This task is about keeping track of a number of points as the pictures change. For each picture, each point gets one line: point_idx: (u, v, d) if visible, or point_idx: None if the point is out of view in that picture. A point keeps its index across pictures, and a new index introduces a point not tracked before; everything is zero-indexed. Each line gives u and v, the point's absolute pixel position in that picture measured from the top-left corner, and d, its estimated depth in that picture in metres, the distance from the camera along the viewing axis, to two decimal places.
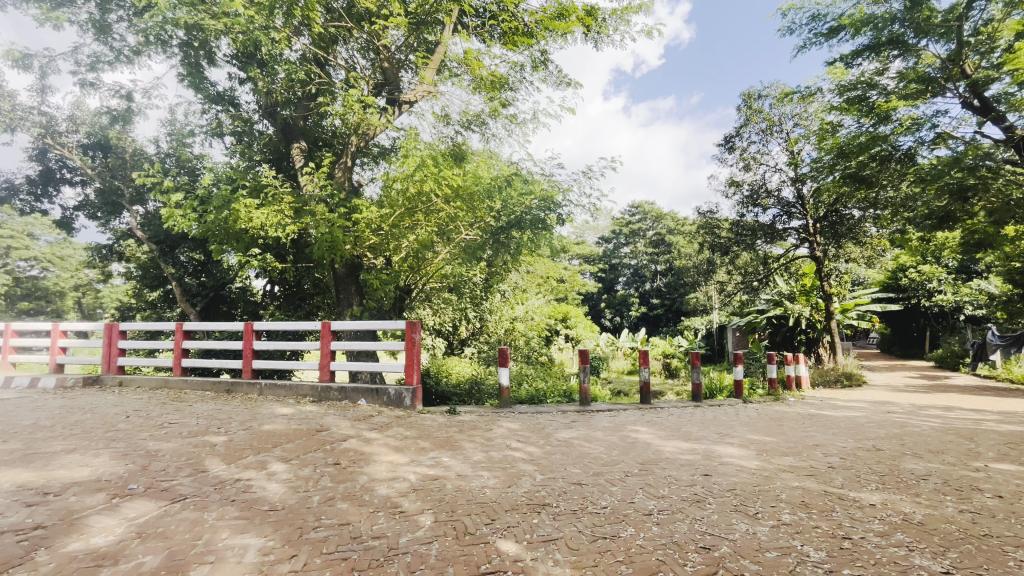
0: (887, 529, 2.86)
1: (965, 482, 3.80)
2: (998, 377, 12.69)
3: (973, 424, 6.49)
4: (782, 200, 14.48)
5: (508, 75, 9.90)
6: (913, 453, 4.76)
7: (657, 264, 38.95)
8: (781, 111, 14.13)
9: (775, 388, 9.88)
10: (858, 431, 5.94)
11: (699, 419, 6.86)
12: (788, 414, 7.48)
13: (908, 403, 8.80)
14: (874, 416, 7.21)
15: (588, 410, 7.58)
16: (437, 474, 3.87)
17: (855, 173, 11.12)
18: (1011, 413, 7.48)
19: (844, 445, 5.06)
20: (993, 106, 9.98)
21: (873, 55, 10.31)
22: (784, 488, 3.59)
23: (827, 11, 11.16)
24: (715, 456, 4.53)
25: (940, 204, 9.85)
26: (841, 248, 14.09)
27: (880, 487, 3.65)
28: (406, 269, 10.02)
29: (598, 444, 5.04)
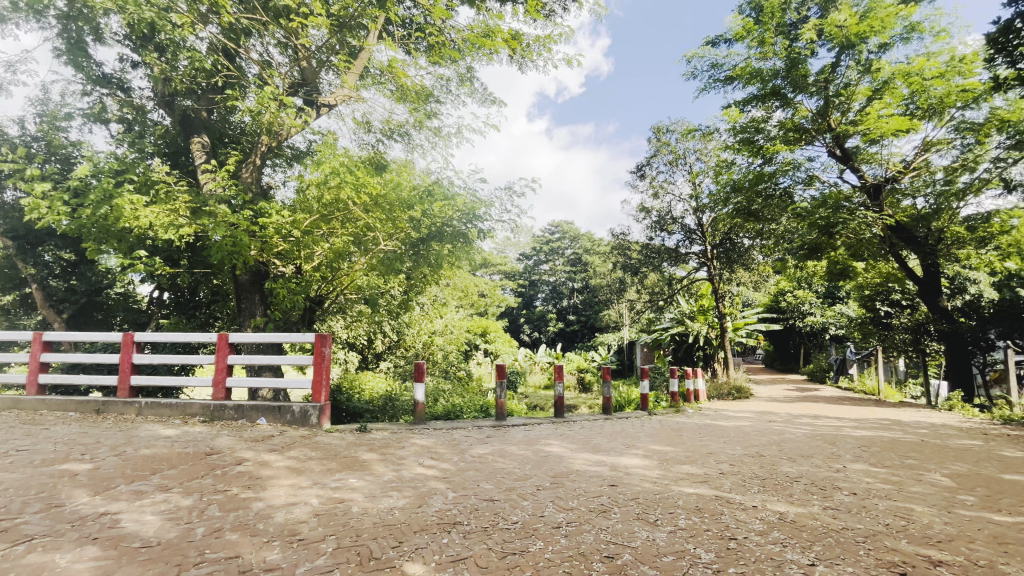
0: (766, 528, 3.17)
1: (829, 482, 4.33)
2: (854, 388, 14.82)
3: (835, 430, 7.44)
4: (685, 226, 15.76)
5: (433, 88, 9.85)
6: (789, 457, 5.35)
7: (574, 282, 40.63)
8: (685, 145, 15.45)
9: (676, 400, 10.61)
10: (745, 439, 6.56)
11: (608, 432, 7.17)
12: (687, 425, 8.07)
13: (785, 412, 9.85)
14: (758, 425, 8.00)
15: (503, 425, 7.62)
16: (343, 497, 3.66)
17: (745, 207, 12.60)
18: (863, 420, 8.70)
19: (732, 453, 5.55)
20: (852, 156, 11.76)
21: (760, 104, 11.76)
22: (681, 495, 3.85)
23: (724, 61, 12.61)
24: (621, 467, 4.74)
25: (812, 237, 11.45)
26: (733, 274, 15.53)
27: (761, 490, 4.05)
28: (318, 278, 9.68)
29: (511, 459, 5.08)
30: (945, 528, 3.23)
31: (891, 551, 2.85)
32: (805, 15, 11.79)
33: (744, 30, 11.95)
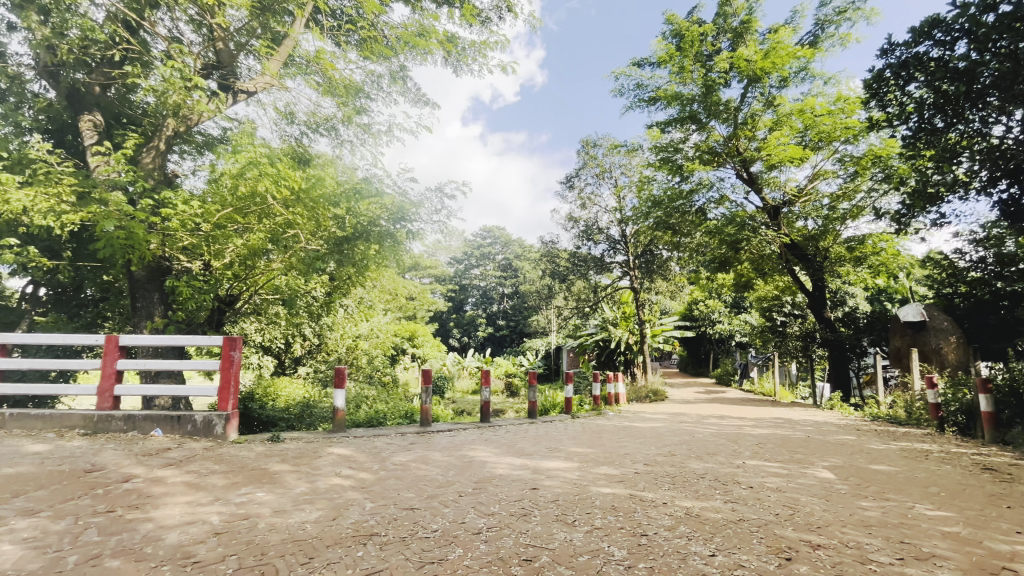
0: (674, 523, 3.37)
1: (730, 477, 4.70)
2: (754, 390, 16.36)
3: (738, 429, 8.12)
4: (610, 237, 16.50)
5: (363, 83, 9.50)
6: (697, 456, 5.74)
7: (505, 287, 41.22)
8: (612, 160, 16.20)
9: (598, 404, 11.04)
10: (659, 439, 6.97)
11: (532, 435, 7.29)
12: (607, 427, 8.43)
13: (696, 413, 10.59)
14: (671, 425, 8.53)
15: (428, 431, 7.49)
16: (248, 513, 3.40)
17: (664, 221, 13.50)
18: (761, 419, 9.52)
19: (647, 453, 5.87)
20: (758, 179, 12.67)
21: (679, 126, 12.65)
22: (598, 495, 3.99)
23: (648, 82, 13.50)
24: (543, 470, 4.84)
25: (721, 251, 12.48)
26: (652, 283, 16.27)
27: (670, 487, 4.31)
28: (230, 277, 9.08)
29: (434, 465, 4.99)
30: (823, 514, 3.62)
31: (779, 538, 3.15)
32: (719, 47, 12.87)
33: (667, 55, 13.06)
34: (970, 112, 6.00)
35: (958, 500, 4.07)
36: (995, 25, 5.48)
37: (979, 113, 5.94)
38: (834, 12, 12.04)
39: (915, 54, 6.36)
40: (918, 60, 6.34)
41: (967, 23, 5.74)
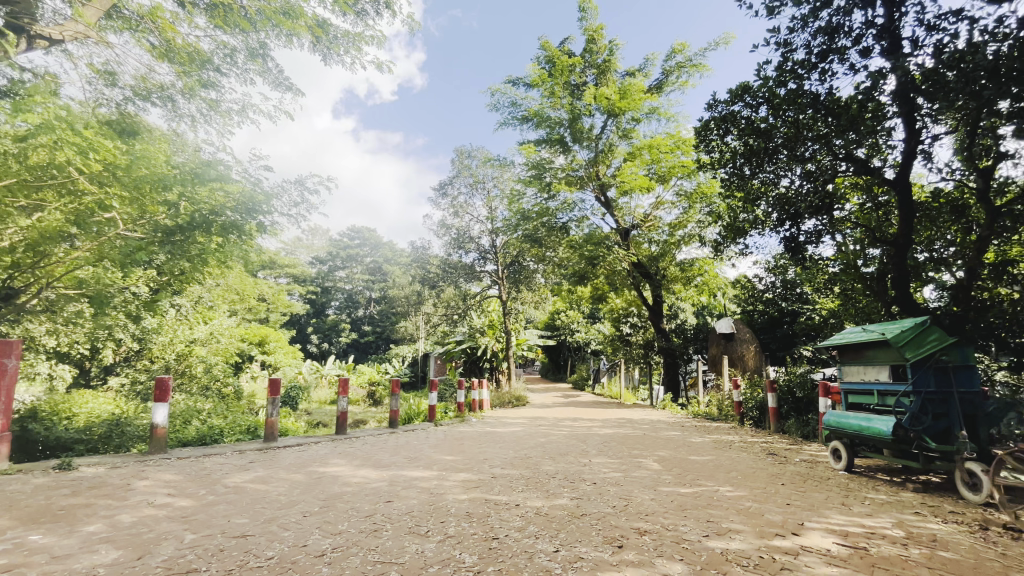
0: (524, 524, 3.51)
1: (577, 475, 5.08)
2: (604, 394, 18.05)
3: (587, 430, 8.85)
4: (481, 247, 16.81)
5: (212, 55, 8.35)
6: (550, 457, 6.10)
7: (372, 292, 39.79)
8: (484, 171, 16.59)
9: (462, 410, 11.14)
10: (517, 443, 7.27)
11: (392, 445, 7.06)
12: (468, 434, 8.53)
13: (552, 417, 11.28)
14: (529, 429, 8.97)
15: (273, 446, 6.77)
16: (12, 563, 2.70)
17: (532, 234, 14.53)
18: (607, 420, 10.51)
19: (505, 456, 6.08)
20: (612, 204, 14.26)
21: (548, 147, 13.74)
22: (454, 502, 4.00)
23: (522, 103, 14.67)
24: (400, 481, 4.69)
25: (580, 266, 13.73)
26: (519, 294, 16.89)
27: (524, 489, 4.50)
28: (11, 262, 7.21)
29: (277, 485, 4.52)
30: (651, 503, 4.11)
31: (614, 528, 3.48)
32: (585, 80, 14.10)
33: (539, 79, 14.12)
34: (766, 165, 7.38)
35: (749, 481, 4.94)
36: (785, 98, 6.88)
37: (773, 166, 7.33)
38: (676, 65, 14.00)
39: (731, 112, 7.64)
40: (733, 117, 7.63)
41: (767, 93, 7.11)
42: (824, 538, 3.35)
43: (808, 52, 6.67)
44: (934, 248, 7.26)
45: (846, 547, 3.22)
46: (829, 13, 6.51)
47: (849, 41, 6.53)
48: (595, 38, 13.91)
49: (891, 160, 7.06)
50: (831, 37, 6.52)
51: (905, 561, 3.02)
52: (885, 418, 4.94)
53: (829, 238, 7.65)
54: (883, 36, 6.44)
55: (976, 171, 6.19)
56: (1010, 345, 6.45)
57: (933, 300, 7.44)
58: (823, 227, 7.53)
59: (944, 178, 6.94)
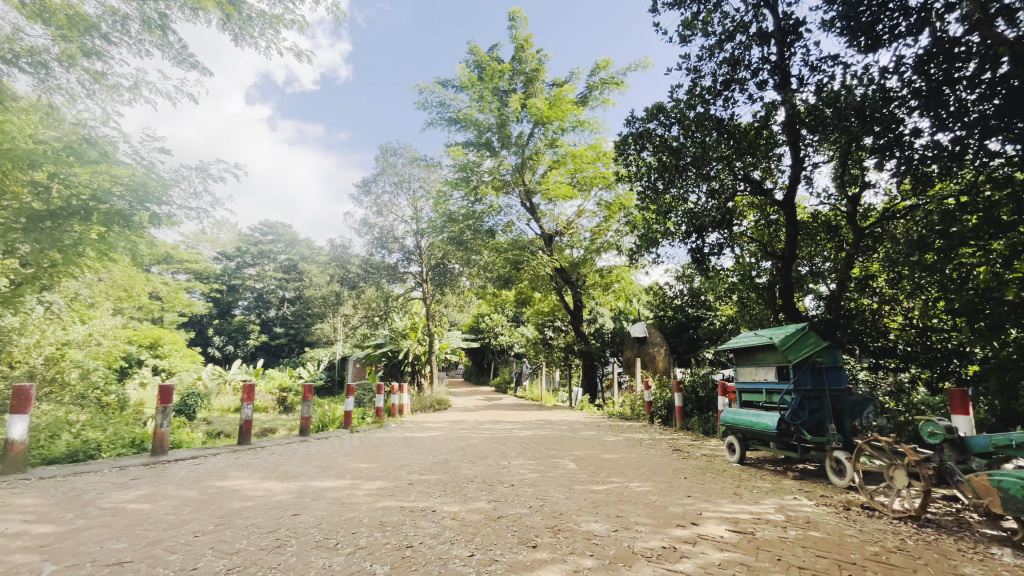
0: (440, 530, 3.46)
1: (496, 478, 5.10)
2: (526, 396, 18.34)
3: (507, 432, 8.93)
4: (405, 247, 16.42)
5: (98, 21, 7.31)
6: (469, 460, 6.07)
7: (286, 291, 37.36)
8: (410, 171, 16.25)
9: (380, 416, 10.78)
10: (436, 448, 7.15)
11: (302, 454, 6.64)
12: (386, 440, 8.26)
13: (473, 420, 11.25)
14: (449, 433, 8.87)
15: (162, 460, 6.09)
16: None
17: (457, 237, 14.48)
18: (527, 422, 10.67)
19: (423, 462, 5.95)
20: (537, 210, 14.65)
21: (476, 150, 13.80)
22: (367, 511, 3.85)
23: (451, 103, 14.72)
24: (308, 493, 4.42)
25: (505, 270, 13.93)
26: (443, 296, 16.68)
27: (441, 494, 4.44)
28: None
29: (164, 503, 4.07)
30: (565, 502, 4.23)
31: (529, 529, 3.53)
32: (514, 87, 14.35)
33: (469, 82, 14.26)
34: (677, 180, 7.92)
35: (656, 476, 5.26)
36: (695, 120, 7.46)
37: (684, 183, 7.89)
38: (599, 81, 14.67)
39: (647, 128, 8.13)
40: (649, 134, 8.13)
41: (679, 114, 7.67)
42: (717, 526, 3.65)
43: (714, 79, 7.30)
44: (813, 262, 8.17)
45: (736, 532, 3.53)
46: (731, 46, 7.18)
47: (748, 73, 7.23)
48: (523, 47, 14.22)
49: (780, 183, 7.89)
50: (733, 67, 7.19)
51: (784, 542, 3.37)
52: (771, 414, 5.49)
53: (729, 251, 8.39)
54: (776, 72, 7.20)
55: (846, 197, 7.11)
56: (870, 348, 7.40)
57: (812, 309, 8.38)
58: (724, 241, 8.23)
59: (822, 202, 7.88)
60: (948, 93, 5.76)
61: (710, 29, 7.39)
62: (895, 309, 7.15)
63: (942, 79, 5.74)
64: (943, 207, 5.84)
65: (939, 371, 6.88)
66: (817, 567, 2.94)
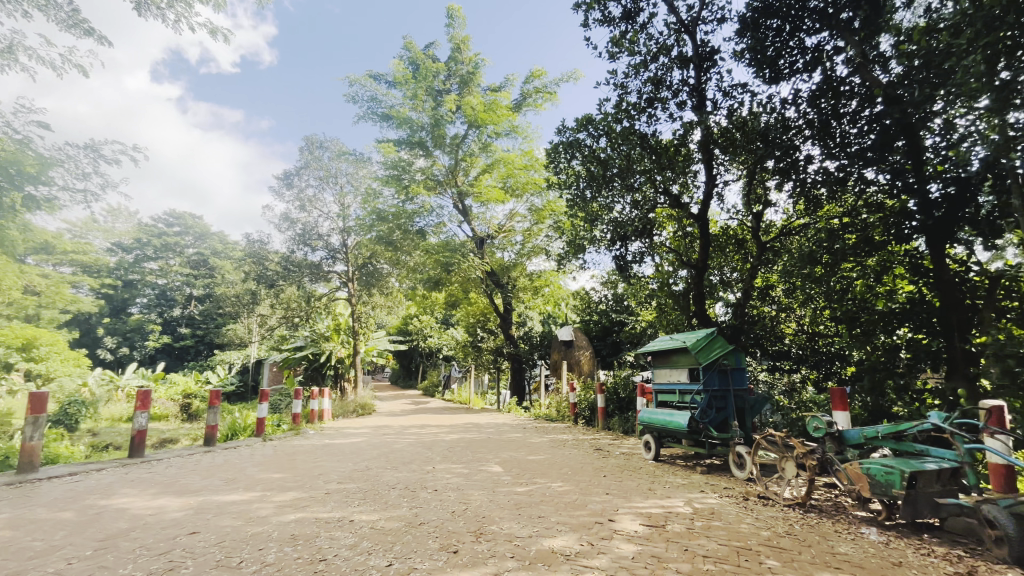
0: (357, 541, 3.32)
1: (419, 484, 4.99)
2: (454, 399, 18.19)
3: (433, 437, 8.80)
4: (330, 245, 15.66)
5: None
6: (392, 467, 5.89)
7: (194, 288, 34.34)
8: (337, 165, 15.58)
9: (298, 422, 10.19)
10: (357, 454, 6.87)
11: (206, 466, 6.10)
12: (303, 447, 7.80)
13: (399, 425, 10.95)
14: (372, 439, 8.58)
15: (32, 479, 5.32)
16: None
17: (385, 236, 14.16)
18: (454, 425, 10.57)
19: (342, 470, 5.70)
20: (469, 212, 14.65)
21: (409, 149, 13.64)
22: (277, 525, 3.61)
23: (383, 98, 14.39)
24: (211, 508, 4.07)
25: (435, 271, 13.79)
26: (369, 297, 16.06)
27: (360, 503, 4.27)
28: None
29: (31, 528, 3.55)
30: (489, 505, 4.23)
31: (450, 534, 3.49)
32: (449, 87, 14.25)
33: (402, 79, 14.00)
34: (603, 190, 8.23)
35: (578, 476, 5.41)
36: (621, 133, 7.83)
37: (609, 193, 8.24)
38: (533, 89, 14.93)
39: (577, 138, 8.40)
40: (578, 143, 8.40)
41: (606, 127, 8.01)
42: (632, 521, 3.82)
43: (639, 96, 7.71)
44: (723, 272, 8.85)
45: (649, 526, 3.72)
46: (655, 66, 7.62)
47: (669, 93, 7.71)
48: (461, 48, 14.13)
49: (696, 198, 8.48)
50: (656, 87, 7.63)
51: (691, 533, 3.60)
52: (683, 413, 5.86)
53: (649, 259, 8.88)
54: (693, 94, 7.75)
55: (751, 214, 7.79)
56: (769, 351, 8.15)
57: (721, 315, 9.07)
58: (645, 250, 8.69)
59: (731, 217, 8.58)
60: (835, 126, 6.51)
61: (635, 48, 7.80)
62: (790, 316, 7.93)
63: (830, 113, 6.49)
64: (830, 227, 6.57)
65: (824, 371, 7.69)
66: (718, 554, 3.17)
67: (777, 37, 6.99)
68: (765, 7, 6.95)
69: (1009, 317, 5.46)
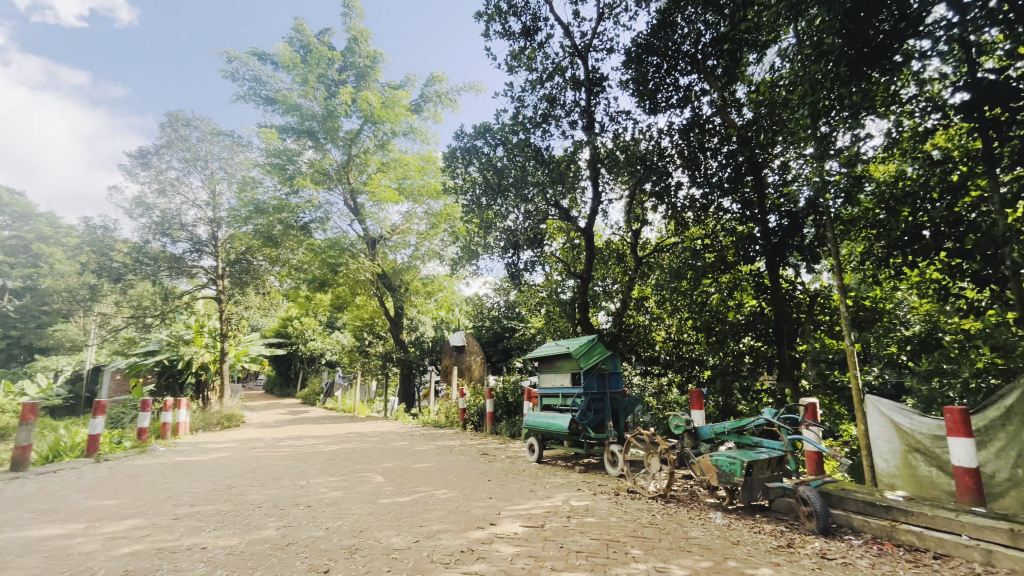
0: (210, 570, 2.96)
1: (289, 501, 4.59)
2: (337, 408, 17.08)
3: (310, 448, 8.18)
4: (194, 236, 13.71)
5: None
6: (259, 484, 5.36)
7: (9, 280, 28.28)
8: (208, 148, 13.82)
9: (144, 438, 8.82)
10: (218, 472, 6.13)
11: (10, 496, 5.00)
12: (149, 467, 6.76)
13: (271, 437, 10.00)
14: (238, 453, 7.73)
15: None
16: None
17: (263, 231, 13.20)
18: (335, 435, 9.94)
19: (197, 491, 5.03)
20: (360, 210, 13.99)
21: (296, 137, 12.76)
22: (106, 561, 3.08)
23: (267, 80, 13.29)
24: (13, 547, 3.34)
25: (320, 271, 13.10)
26: (242, 296, 14.35)
27: (217, 526, 3.81)
28: None
29: None
30: (366, 518, 4.03)
31: (321, 553, 3.26)
32: (344, 79, 13.56)
33: (291, 62, 13.02)
34: (498, 199, 8.41)
35: (462, 482, 5.40)
36: (516, 145, 8.07)
37: (504, 203, 8.43)
38: (434, 92, 14.78)
39: (474, 145, 8.48)
40: (476, 150, 8.47)
41: (502, 137, 8.20)
42: (512, 524, 3.90)
43: (534, 111, 8.03)
44: (604, 283, 9.50)
45: (528, 527, 3.82)
46: (550, 85, 7.99)
47: (562, 111, 8.14)
48: (358, 40, 13.54)
49: (583, 213, 9.03)
50: (550, 104, 8.01)
51: (566, 530, 3.78)
52: (564, 416, 6.16)
53: (540, 268, 9.25)
54: (583, 115, 8.25)
55: (631, 230, 8.51)
56: (643, 356, 8.89)
57: (603, 323, 9.70)
58: (535, 259, 9.05)
59: (613, 232, 9.24)
60: (701, 159, 7.35)
61: (532, 65, 8.11)
62: (660, 325, 8.78)
63: (696, 146, 7.32)
64: (694, 247, 7.38)
65: (685, 374, 8.49)
66: (589, 549, 3.36)
67: (656, 73, 7.70)
68: (647, 44, 7.62)
69: (823, 328, 6.84)
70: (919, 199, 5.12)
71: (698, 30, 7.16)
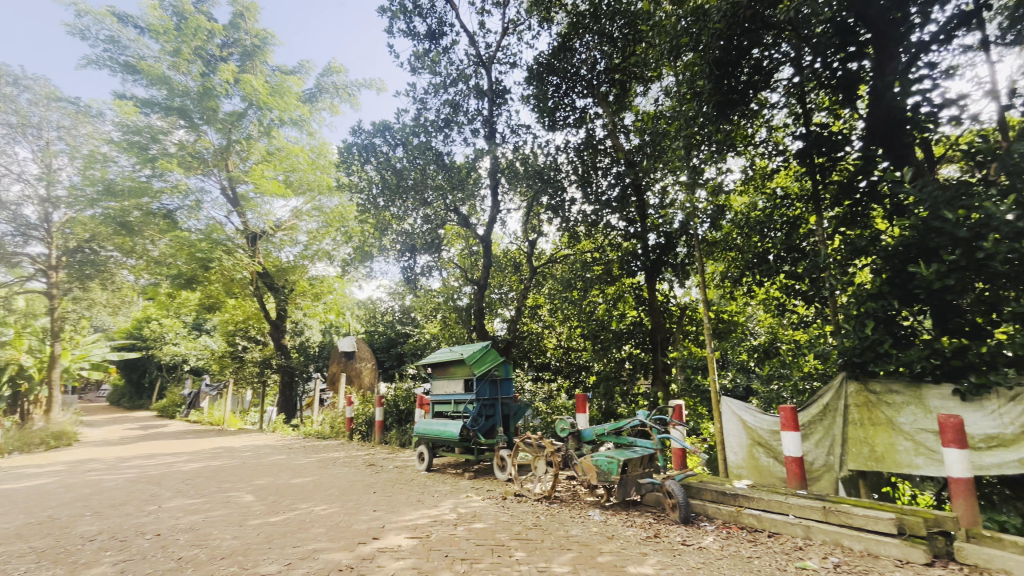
0: None
1: (132, 531, 3.96)
2: (202, 421, 15.17)
3: (164, 468, 7.15)
4: (17, 217, 11.21)
5: None
6: (93, 513, 4.55)
7: None
8: (42, 113, 11.33)
9: None
10: (36, 501, 5.09)
11: None
12: None
13: (113, 456, 8.56)
14: (66, 478, 6.49)
15: None
16: None
17: (117, 218, 11.90)
18: (198, 452, 8.82)
19: (5, 527, 4.13)
20: (239, 202, 12.72)
21: (163, 114, 11.21)
22: None
23: (127, 43, 11.56)
24: None
25: (188, 267, 11.67)
26: (84, 292, 12.05)
27: (29, 569, 3.15)
28: None
29: None
30: (230, 543, 3.62)
31: None
32: (226, 56, 12.29)
33: (160, 28, 11.44)
34: (396, 201, 8.14)
35: (344, 495, 5.10)
36: (417, 147, 7.94)
37: (403, 206, 8.19)
38: (331, 83, 13.99)
39: (373, 143, 8.16)
40: (374, 148, 8.16)
41: (403, 137, 8.01)
42: (397, 536, 3.77)
43: (436, 115, 7.97)
44: (501, 291, 9.67)
45: (413, 538, 3.73)
46: (454, 90, 8.00)
47: (465, 118, 8.20)
48: (245, 16, 12.39)
49: (482, 221, 9.12)
50: (453, 110, 8.03)
51: (452, 538, 3.75)
52: (455, 422, 6.13)
53: (437, 273, 9.16)
54: (485, 124, 8.37)
55: (527, 240, 8.79)
56: (535, 362, 9.26)
57: (499, 330, 9.85)
58: (433, 264, 8.94)
59: (512, 241, 9.48)
60: (593, 177, 7.84)
61: (436, 68, 8.05)
62: (552, 333, 9.16)
63: (589, 165, 7.80)
64: (585, 260, 7.82)
65: (573, 379, 8.88)
66: (474, 555, 3.37)
67: (554, 91, 8.08)
68: (548, 64, 7.95)
69: (689, 337, 7.65)
70: (765, 227, 5.91)
71: (594, 58, 7.64)
